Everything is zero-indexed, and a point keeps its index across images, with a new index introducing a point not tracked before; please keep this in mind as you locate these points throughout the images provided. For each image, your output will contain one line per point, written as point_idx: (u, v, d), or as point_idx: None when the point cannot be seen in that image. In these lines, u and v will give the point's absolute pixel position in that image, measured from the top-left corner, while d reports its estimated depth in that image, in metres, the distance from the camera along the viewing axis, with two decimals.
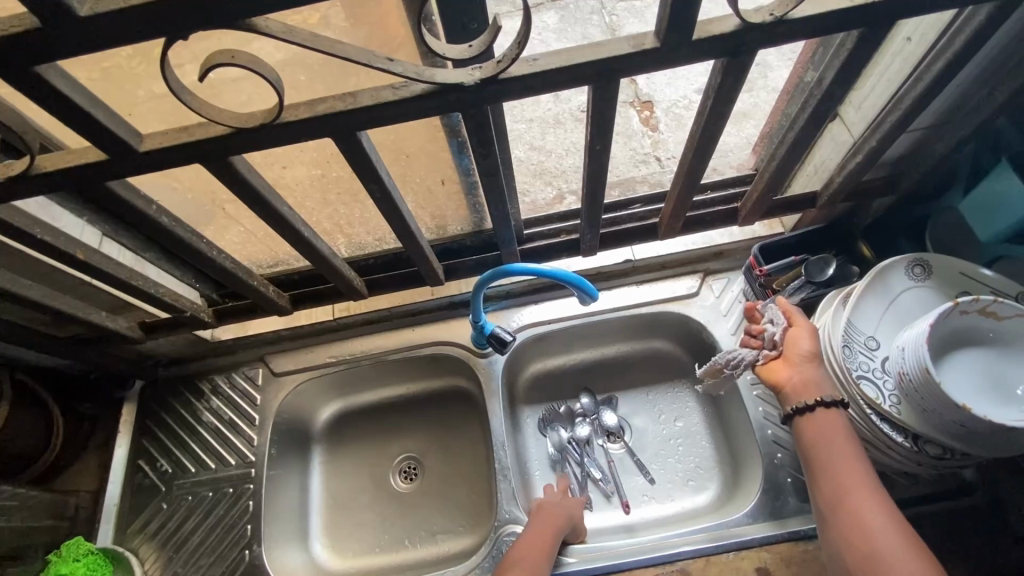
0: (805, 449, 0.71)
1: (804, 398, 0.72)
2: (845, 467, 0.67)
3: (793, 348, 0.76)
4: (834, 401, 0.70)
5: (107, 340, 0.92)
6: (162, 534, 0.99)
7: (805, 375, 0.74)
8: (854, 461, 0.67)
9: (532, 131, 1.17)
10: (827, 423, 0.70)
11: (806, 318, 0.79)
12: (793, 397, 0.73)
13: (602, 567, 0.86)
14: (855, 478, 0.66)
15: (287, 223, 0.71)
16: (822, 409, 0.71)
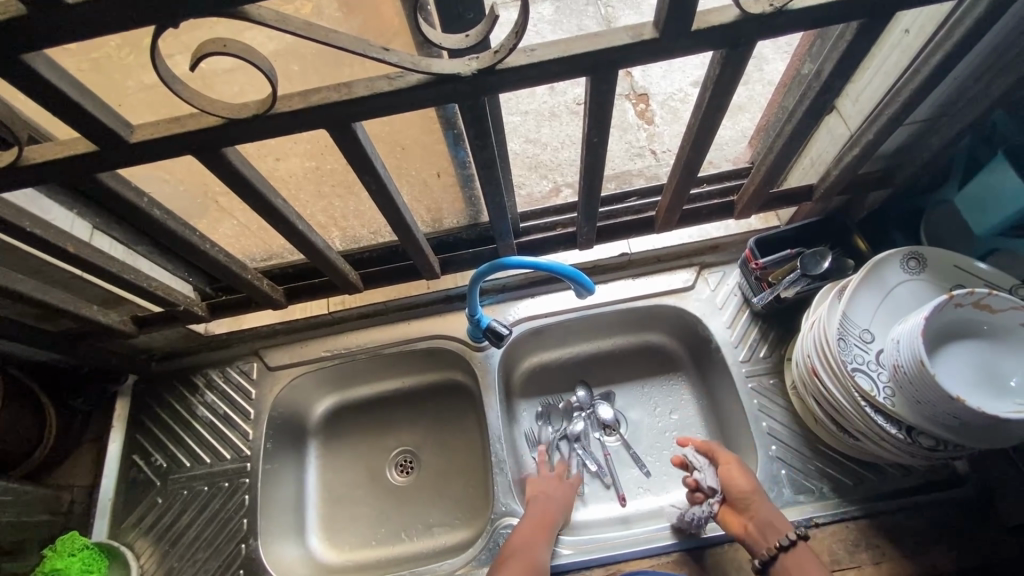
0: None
1: (763, 545, 0.77)
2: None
3: (730, 491, 0.82)
4: (791, 541, 0.74)
5: (99, 335, 0.91)
6: (158, 529, 0.99)
7: (753, 520, 0.79)
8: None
9: (527, 123, 1.16)
10: (800, 557, 0.74)
11: (725, 450, 0.86)
12: (755, 544, 0.78)
13: (597, 558, 0.87)
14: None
15: (282, 216, 0.70)
16: (785, 551, 0.75)
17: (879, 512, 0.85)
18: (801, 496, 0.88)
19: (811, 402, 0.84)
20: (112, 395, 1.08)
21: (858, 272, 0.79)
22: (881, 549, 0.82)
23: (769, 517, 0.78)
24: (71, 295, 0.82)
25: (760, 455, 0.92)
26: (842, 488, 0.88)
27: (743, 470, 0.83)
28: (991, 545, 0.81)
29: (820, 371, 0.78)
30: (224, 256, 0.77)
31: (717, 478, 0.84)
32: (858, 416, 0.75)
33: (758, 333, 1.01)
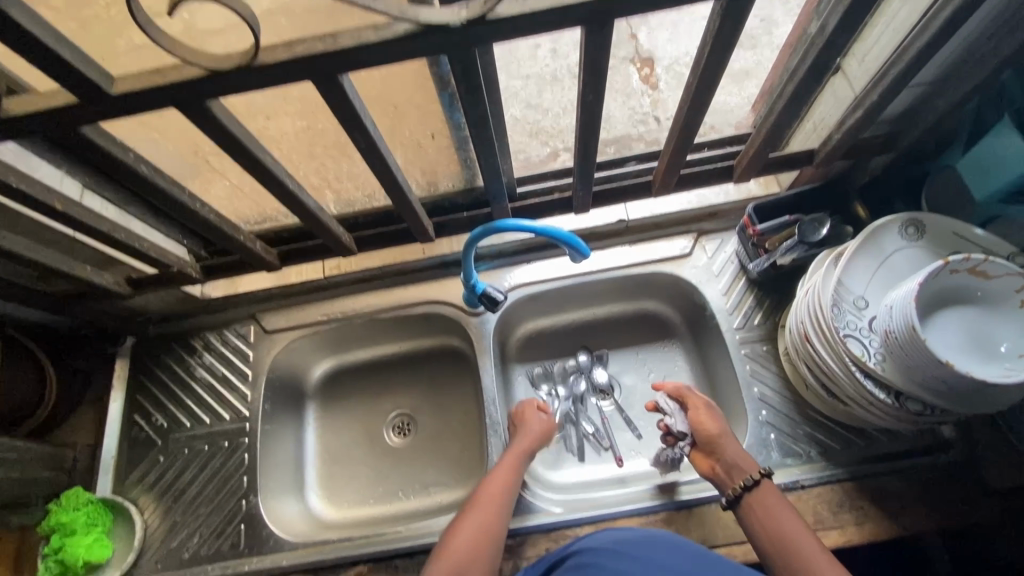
0: (756, 529, 0.72)
1: (730, 486, 0.77)
2: (803, 544, 0.68)
3: (699, 435, 0.83)
4: (753, 481, 0.75)
5: (95, 296, 0.91)
6: (160, 485, 1.01)
7: (719, 460, 0.80)
8: (808, 535, 0.69)
9: (528, 89, 1.12)
10: (770, 501, 0.74)
11: (696, 395, 0.89)
12: (725, 486, 0.79)
13: (587, 516, 0.89)
14: (810, 550, 0.67)
15: (271, 175, 0.69)
16: (752, 490, 0.75)
17: (865, 475, 0.87)
18: (789, 459, 0.90)
19: (802, 368, 0.85)
20: (111, 356, 1.09)
21: (855, 239, 0.78)
22: (865, 511, 0.84)
23: (734, 457, 0.79)
24: (64, 255, 0.82)
25: (750, 420, 0.93)
26: (829, 452, 0.89)
27: (715, 418, 0.85)
28: (973, 508, 0.83)
29: (813, 338, 0.79)
30: (215, 216, 0.76)
31: (687, 422, 0.86)
32: (848, 380, 0.76)
33: (754, 300, 1.01)
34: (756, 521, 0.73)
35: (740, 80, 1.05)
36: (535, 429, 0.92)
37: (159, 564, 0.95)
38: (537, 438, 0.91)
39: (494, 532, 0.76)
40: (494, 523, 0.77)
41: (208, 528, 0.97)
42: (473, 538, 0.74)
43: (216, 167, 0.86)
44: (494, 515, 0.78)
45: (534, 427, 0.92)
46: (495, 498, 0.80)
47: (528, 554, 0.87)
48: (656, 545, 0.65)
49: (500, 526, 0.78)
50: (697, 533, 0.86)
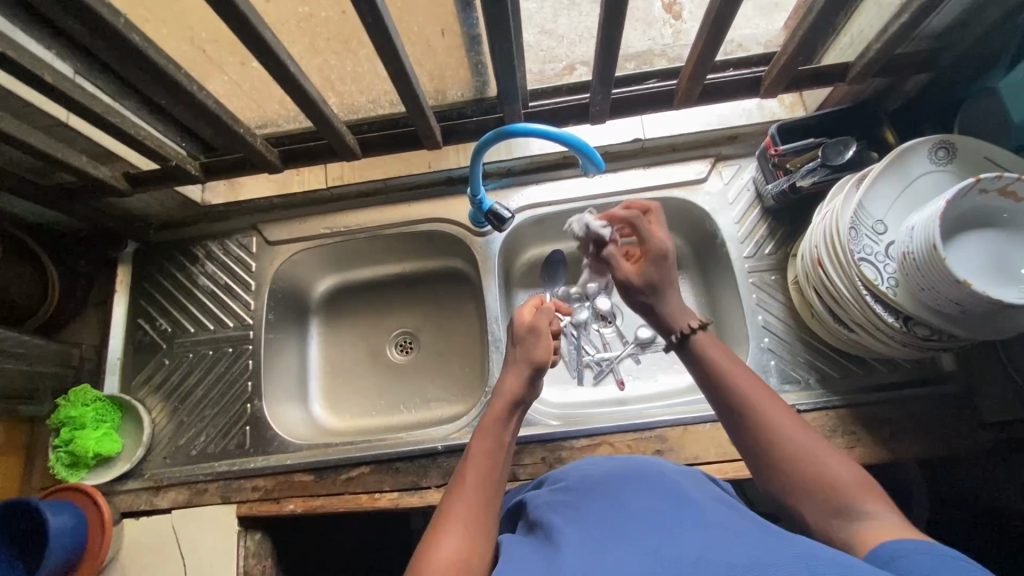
0: (702, 378, 0.67)
1: (678, 323, 0.71)
2: (747, 387, 0.63)
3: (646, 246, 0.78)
4: (695, 326, 0.69)
5: (92, 192, 0.89)
6: (166, 387, 1.03)
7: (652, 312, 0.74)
8: (752, 378, 0.63)
9: (545, 12, 0.90)
10: (710, 351, 0.67)
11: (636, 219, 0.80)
12: (675, 323, 0.71)
13: (585, 430, 0.91)
14: (761, 400, 0.61)
15: (270, 53, 0.64)
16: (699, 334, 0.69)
17: (861, 402, 0.87)
18: (787, 385, 0.91)
19: (812, 294, 0.84)
20: (112, 261, 1.08)
21: (882, 160, 0.75)
22: (857, 435, 0.85)
23: (670, 308, 0.73)
24: (59, 144, 0.79)
25: (752, 346, 0.94)
26: (827, 379, 0.90)
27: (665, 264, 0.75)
28: (966, 436, 0.84)
29: (825, 262, 0.77)
30: (212, 102, 0.72)
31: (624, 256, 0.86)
32: (856, 304, 0.75)
33: (767, 230, 0.99)
34: (702, 375, 0.67)
35: (779, 11, 0.87)
36: (516, 377, 0.71)
37: (167, 459, 0.99)
38: (518, 391, 0.70)
39: (486, 509, 0.58)
40: (485, 492, 0.59)
41: (215, 428, 1.00)
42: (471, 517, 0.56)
43: (214, 57, 0.77)
44: (481, 483, 0.59)
45: (517, 371, 0.72)
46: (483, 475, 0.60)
47: (524, 462, 0.90)
48: (628, 472, 0.62)
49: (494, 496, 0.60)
50: (690, 450, 0.88)
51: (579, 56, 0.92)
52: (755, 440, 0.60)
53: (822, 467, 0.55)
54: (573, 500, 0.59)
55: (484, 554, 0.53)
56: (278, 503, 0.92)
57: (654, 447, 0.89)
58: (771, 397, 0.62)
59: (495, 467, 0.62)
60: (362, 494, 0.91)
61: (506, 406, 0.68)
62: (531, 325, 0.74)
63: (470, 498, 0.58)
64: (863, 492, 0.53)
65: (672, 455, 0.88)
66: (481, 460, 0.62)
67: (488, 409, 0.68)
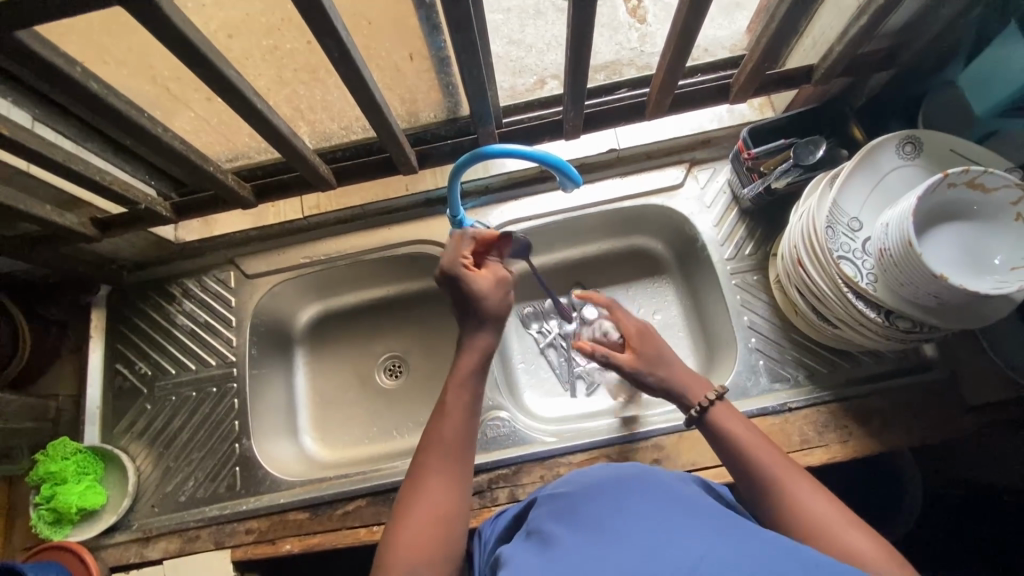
0: (722, 451, 0.68)
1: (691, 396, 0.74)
2: (768, 461, 0.63)
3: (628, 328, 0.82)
4: (714, 397, 0.72)
5: (59, 239, 0.85)
6: (151, 432, 1.00)
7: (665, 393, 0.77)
8: (773, 453, 0.64)
9: (511, 23, 0.90)
10: (727, 418, 0.69)
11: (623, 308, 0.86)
12: (692, 397, 0.74)
13: (582, 445, 0.91)
14: (778, 469, 0.62)
15: (238, 93, 0.62)
16: (717, 405, 0.72)
17: (850, 395, 0.88)
18: (777, 384, 0.91)
19: (794, 294, 0.84)
20: (86, 305, 1.05)
21: (852, 158, 0.76)
22: (849, 429, 0.86)
23: (685, 382, 0.75)
24: (20, 193, 0.76)
25: (740, 347, 0.95)
26: (816, 376, 0.91)
27: (650, 342, 0.80)
28: (956, 422, 0.86)
29: (805, 261, 0.78)
30: (180, 144, 0.70)
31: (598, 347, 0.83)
32: (838, 301, 0.76)
33: (745, 231, 1.00)
34: (722, 448, 0.68)
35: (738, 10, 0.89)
36: (487, 337, 0.71)
37: (156, 507, 0.96)
38: (489, 348, 0.71)
39: (459, 463, 0.63)
40: (457, 448, 0.63)
41: (203, 471, 0.97)
42: (442, 484, 0.60)
43: (179, 94, 0.75)
44: (455, 440, 0.63)
45: (485, 330, 0.71)
46: (456, 439, 0.64)
47: (522, 482, 0.89)
48: (631, 478, 0.60)
49: (466, 457, 0.63)
50: (687, 457, 0.88)
51: (548, 69, 0.92)
52: (765, 507, 0.61)
53: (829, 527, 0.55)
54: (573, 504, 0.57)
55: (459, 515, 0.59)
56: (273, 544, 0.90)
57: (652, 456, 0.89)
58: (784, 463, 0.62)
59: (467, 427, 0.65)
60: (360, 529, 0.89)
61: (477, 361, 0.69)
62: (494, 274, 0.73)
63: (444, 452, 0.62)
64: (882, 558, 0.52)
65: (671, 463, 0.88)
66: (456, 417, 0.65)
67: (458, 367, 0.69)
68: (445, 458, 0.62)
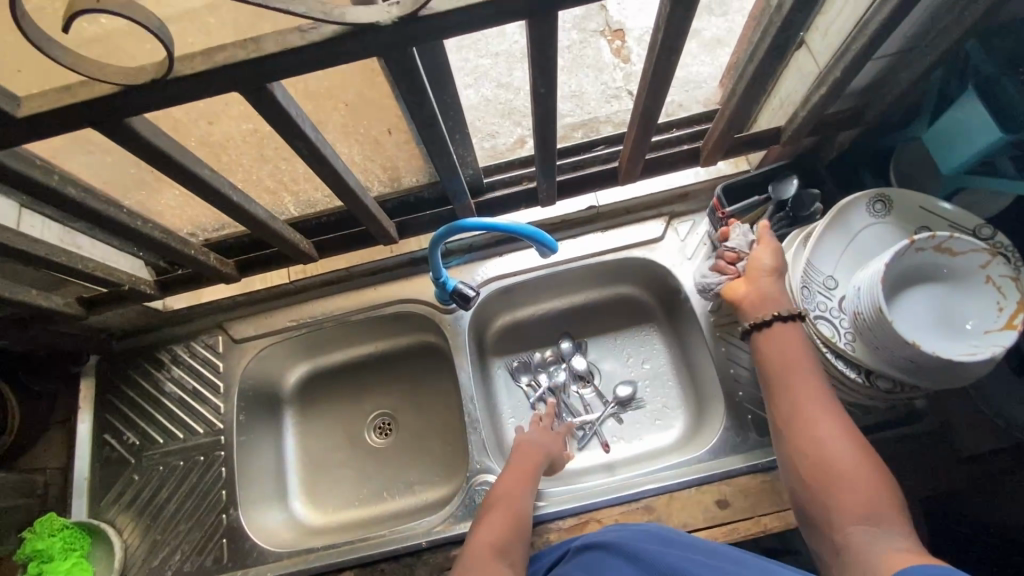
0: (765, 364, 0.70)
1: (761, 312, 0.72)
2: (807, 393, 0.66)
3: (755, 262, 0.76)
4: (787, 315, 0.70)
5: (45, 318, 0.87)
6: (137, 505, 0.99)
7: (756, 288, 0.74)
8: (814, 385, 0.66)
9: (499, 65, 1.05)
10: (781, 339, 0.70)
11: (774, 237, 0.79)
12: (750, 312, 0.73)
13: (571, 508, 0.89)
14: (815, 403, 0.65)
15: (213, 190, 0.63)
16: (777, 323, 0.71)
17: None
18: (767, 439, 0.90)
19: None
20: (75, 376, 1.05)
21: (824, 218, 0.77)
22: None
23: (767, 292, 0.73)
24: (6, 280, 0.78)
25: (728, 401, 0.94)
26: None
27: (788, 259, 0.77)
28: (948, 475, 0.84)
29: None
30: (159, 232, 0.72)
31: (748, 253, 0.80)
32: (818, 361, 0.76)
33: None
34: (769, 361, 0.70)
35: (719, 48, 1.00)
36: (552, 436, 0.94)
37: None
38: (551, 449, 0.92)
39: (519, 515, 0.78)
40: (518, 506, 0.80)
41: (190, 543, 0.96)
42: (502, 526, 0.74)
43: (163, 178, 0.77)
44: (516, 499, 0.80)
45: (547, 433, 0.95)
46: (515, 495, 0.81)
47: None
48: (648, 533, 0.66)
49: (524, 512, 0.79)
50: (677, 519, 0.86)
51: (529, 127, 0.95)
52: (794, 435, 0.65)
53: (851, 468, 0.60)
54: (595, 559, 0.62)
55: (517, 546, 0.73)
56: None
57: (642, 518, 0.87)
58: (822, 398, 0.66)
59: (524, 491, 0.82)
60: None
61: (540, 452, 0.90)
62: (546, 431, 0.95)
63: (508, 505, 0.79)
64: (884, 503, 0.57)
65: (661, 525, 0.86)
66: (519, 485, 0.83)
67: (524, 450, 0.90)
68: (509, 508, 0.78)
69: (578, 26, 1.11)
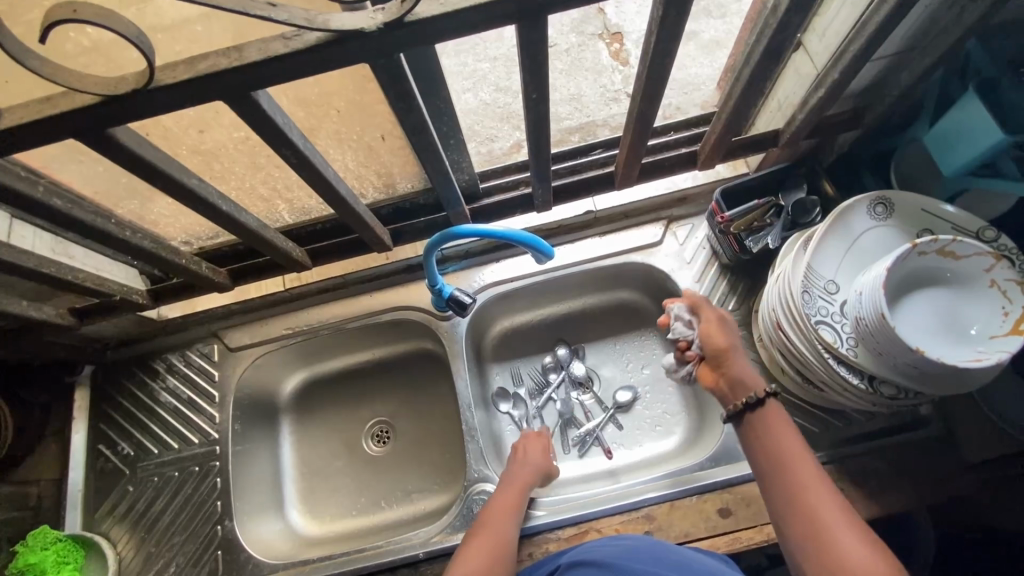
0: (757, 449, 0.70)
1: (736, 397, 0.75)
2: (801, 474, 0.65)
3: (710, 350, 0.80)
4: (759, 397, 0.72)
5: (35, 329, 0.86)
6: (132, 516, 0.98)
7: (725, 374, 0.77)
8: (809, 467, 0.65)
9: (497, 71, 1.07)
10: (766, 420, 0.71)
11: (713, 308, 0.84)
12: (730, 399, 0.76)
13: (571, 518, 0.88)
14: (812, 483, 0.64)
15: (202, 199, 0.62)
16: (756, 408, 0.72)
17: (843, 456, 0.86)
18: None
19: (777, 356, 0.83)
20: (70, 385, 1.04)
21: (825, 221, 0.76)
22: (845, 493, 0.84)
23: (738, 374, 0.76)
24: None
25: None
26: (808, 436, 0.89)
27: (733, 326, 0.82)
28: (953, 482, 0.83)
29: (784, 324, 0.77)
30: (149, 242, 0.71)
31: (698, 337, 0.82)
32: (820, 367, 0.74)
33: (727, 286, 0.99)
34: (760, 445, 0.70)
35: (718, 51, 1.02)
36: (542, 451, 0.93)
37: None
38: (541, 464, 0.91)
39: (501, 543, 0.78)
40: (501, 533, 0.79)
41: (185, 556, 0.95)
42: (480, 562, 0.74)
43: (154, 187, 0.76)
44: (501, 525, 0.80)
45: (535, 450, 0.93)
46: (499, 523, 0.80)
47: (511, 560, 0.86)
48: (638, 549, 0.67)
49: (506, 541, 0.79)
50: (679, 528, 0.85)
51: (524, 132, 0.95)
52: (793, 519, 0.62)
53: (852, 552, 0.57)
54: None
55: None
56: None
57: (642, 528, 0.86)
58: (818, 480, 0.64)
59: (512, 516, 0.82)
60: None
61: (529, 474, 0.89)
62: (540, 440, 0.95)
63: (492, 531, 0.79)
64: None
65: (662, 535, 0.85)
66: (505, 508, 0.83)
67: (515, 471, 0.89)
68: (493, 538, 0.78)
69: (576, 30, 1.11)
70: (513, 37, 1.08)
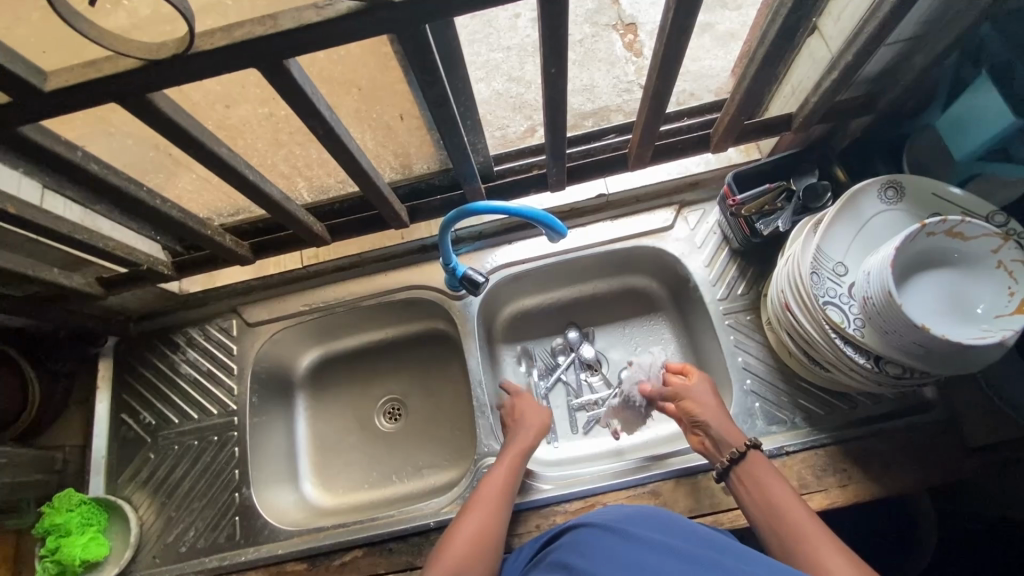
0: (753, 503, 0.74)
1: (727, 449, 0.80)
2: (798, 520, 0.69)
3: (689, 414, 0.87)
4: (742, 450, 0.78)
5: (67, 298, 0.90)
6: (154, 482, 1.02)
7: (707, 434, 0.84)
8: (805, 517, 0.69)
9: (510, 61, 1.08)
10: (757, 468, 0.77)
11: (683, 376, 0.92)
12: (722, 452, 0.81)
13: (577, 492, 0.90)
14: (805, 528, 0.67)
15: (230, 167, 0.65)
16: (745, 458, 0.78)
17: (847, 438, 0.87)
18: (774, 427, 0.90)
19: (784, 337, 0.84)
20: (93, 356, 1.08)
21: (835, 204, 0.77)
22: (848, 473, 0.85)
23: (721, 428, 0.82)
24: (30, 259, 0.80)
25: (736, 389, 0.94)
26: (813, 418, 0.90)
27: (706, 386, 0.89)
28: (955, 465, 0.84)
29: (792, 305, 0.78)
30: (177, 212, 0.73)
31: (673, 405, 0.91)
32: (827, 346, 0.75)
33: (737, 271, 1.00)
34: (755, 498, 0.74)
35: (733, 41, 1.00)
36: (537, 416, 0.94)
37: (157, 558, 0.97)
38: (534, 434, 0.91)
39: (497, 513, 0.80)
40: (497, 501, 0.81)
41: (203, 521, 0.98)
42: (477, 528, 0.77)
43: (181, 159, 0.78)
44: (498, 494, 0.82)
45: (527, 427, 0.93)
46: (496, 493, 0.82)
47: (518, 531, 0.88)
48: (650, 515, 0.67)
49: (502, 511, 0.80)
50: (684, 503, 0.87)
51: None
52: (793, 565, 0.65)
53: None
54: (587, 535, 0.64)
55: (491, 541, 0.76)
56: None
57: (647, 502, 0.88)
58: (813, 526, 0.68)
59: (505, 487, 0.83)
60: None
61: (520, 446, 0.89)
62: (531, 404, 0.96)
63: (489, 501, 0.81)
64: None
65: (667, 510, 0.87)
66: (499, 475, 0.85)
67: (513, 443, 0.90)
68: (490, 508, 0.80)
69: (590, 21, 1.12)
70: (528, 26, 1.09)
